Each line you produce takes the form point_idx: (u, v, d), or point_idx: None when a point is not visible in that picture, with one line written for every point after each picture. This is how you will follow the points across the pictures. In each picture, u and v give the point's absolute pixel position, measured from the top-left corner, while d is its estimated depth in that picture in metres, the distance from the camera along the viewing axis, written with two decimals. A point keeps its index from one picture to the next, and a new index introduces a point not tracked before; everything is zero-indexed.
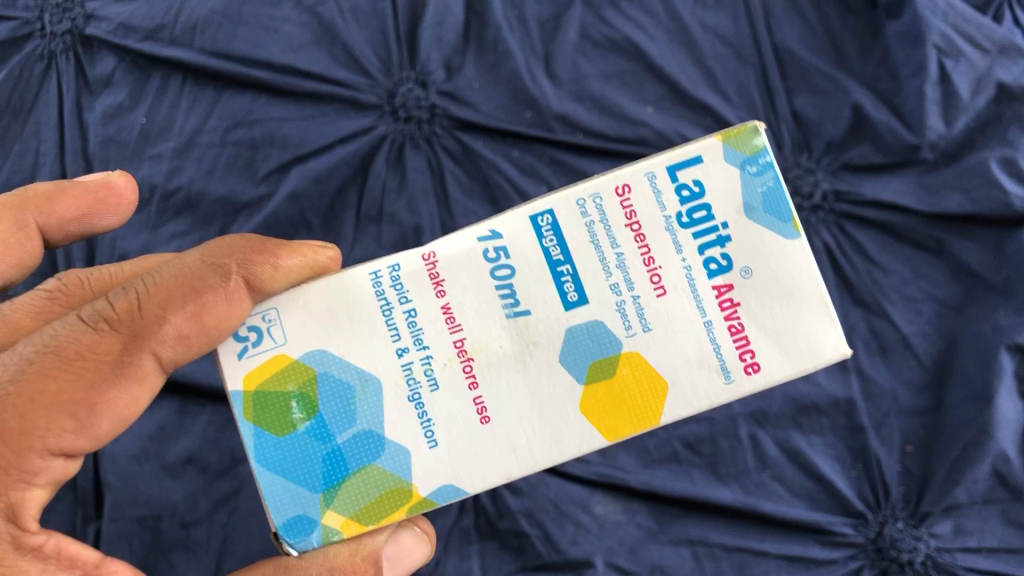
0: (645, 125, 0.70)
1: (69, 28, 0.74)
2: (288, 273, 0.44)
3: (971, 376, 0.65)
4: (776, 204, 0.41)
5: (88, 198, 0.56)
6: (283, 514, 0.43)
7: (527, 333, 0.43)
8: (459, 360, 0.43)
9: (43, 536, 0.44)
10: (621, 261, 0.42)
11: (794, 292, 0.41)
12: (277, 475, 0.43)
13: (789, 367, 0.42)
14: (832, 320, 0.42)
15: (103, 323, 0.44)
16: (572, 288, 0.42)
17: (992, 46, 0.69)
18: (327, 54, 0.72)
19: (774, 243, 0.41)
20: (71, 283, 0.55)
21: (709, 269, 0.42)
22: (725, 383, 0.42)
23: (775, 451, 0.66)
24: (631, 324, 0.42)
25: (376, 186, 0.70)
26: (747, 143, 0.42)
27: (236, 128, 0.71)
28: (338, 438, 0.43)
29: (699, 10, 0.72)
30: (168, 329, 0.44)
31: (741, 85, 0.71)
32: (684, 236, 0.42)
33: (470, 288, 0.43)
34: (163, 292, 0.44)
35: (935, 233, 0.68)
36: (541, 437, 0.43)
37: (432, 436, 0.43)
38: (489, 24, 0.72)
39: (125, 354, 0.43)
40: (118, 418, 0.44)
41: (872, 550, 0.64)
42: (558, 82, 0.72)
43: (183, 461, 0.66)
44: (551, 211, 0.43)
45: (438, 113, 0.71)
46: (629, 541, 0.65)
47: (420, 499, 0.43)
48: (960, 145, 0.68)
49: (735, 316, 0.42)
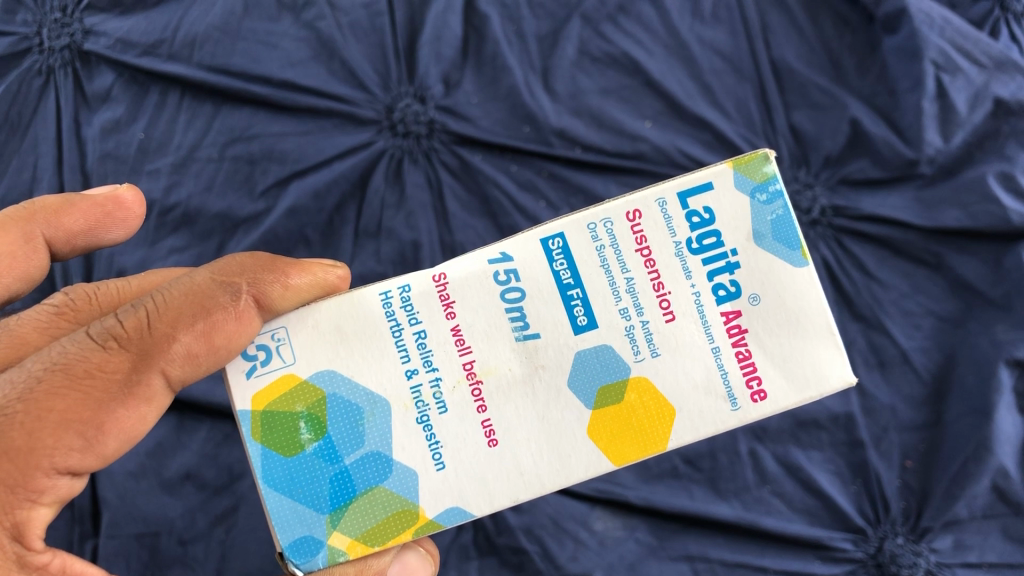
0: (643, 140, 0.71)
1: (68, 43, 0.74)
2: (298, 292, 0.44)
3: (970, 391, 0.65)
4: (785, 231, 0.42)
5: (96, 212, 0.56)
6: (289, 534, 0.42)
7: (535, 357, 0.42)
8: (468, 383, 0.43)
9: (48, 555, 0.44)
10: (631, 286, 0.42)
11: (801, 321, 0.41)
12: (284, 495, 0.42)
13: (795, 395, 0.41)
14: (838, 348, 0.41)
15: (112, 342, 0.44)
16: (581, 313, 0.42)
17: (988, 62, 0.69)
18: (326, 69, 0.72)
19: (783, 270, 0.41)
20: (79, 298, 0.54)
21: (717, 295, 0.42)
22: (732, 410, 0.42)
23: (774, 466, 0.66)
24: (640, 349, 0.42)
25: (374, 201, 0.70)
26: (757, 170, 0.42)
27: (235, 143, 0.71)
28: (347, 459, 0.43)
29: (697, 25, 0.73)
30: (177, 348, 0.43)
31: (739, 101, 0.71)
32: (693, 262, 0.42)
33: (480, 310, 0.43)
34: (173, 310, 0.44)
35: (933, 248, 0.68)
36: (548, 461, 0.42)
37: (440, 459, 0.42)
38: (488, 40, 0.73)
39: (135, 373, 0.43)
40: (125, 437, 0.43)
41: (872, 565, 0.64)
42: (556, 97, 0.72)
43: (181, 478, 0.66)
44: (562, 234, 0.43)
45: (437, 128, 0.71)
46: (629, 558, 0.65)
47: (426, 520, 0.43)
48: (957, 160, 0.68)
49: (742, 342, 0.42)
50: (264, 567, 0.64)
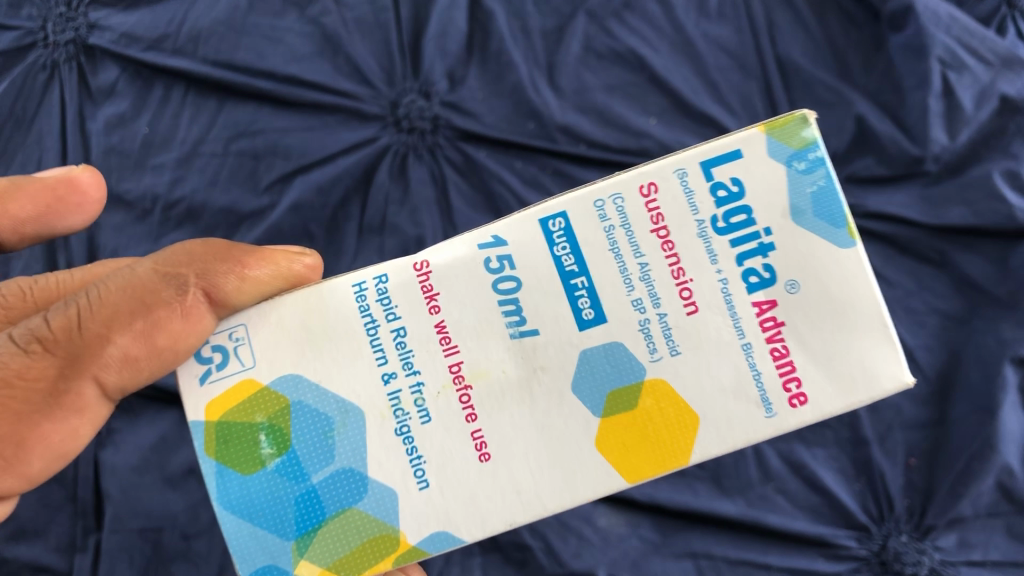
0: (648, 136, 0.71)
1: (73, 38, 0.74)
2: (256, 284, 0.44)
3: (975, 388, 0.65)
4: (827, 207, 0.40)
5: (46, 196, 0.56)
6: (251, 563, 0.42)
7: (534, 358, 0.42)
8: (454, 387, 0.42)
9: None
10: (645, 273, 0.41)
11: (848, 314, 0.40)
12: (242, 519, 0.42)
13: (841, 399, 0.40)
14: (894, 347, 0.40)
15: (35, 346, 0.44)
16: (588, 305, 0.41)
17: (995, 59, 0.68)
18: (330, 64, 0.72)
19: (825, 251, 0.40)
20: (11, 294, 0.55)
21: (749, 282, 0.40)
22: (766, 417, 0.40)
23: (779, 463, 0.66)
24: (656, 347, 0.41)
25: (378, 197, 0.70)
26: (794, 135, 0.40)
27: (239, 138, 0.71)
28: (314, 478, 0.42)
29: (702, 21, 0.72)
30: (112, 351, 0.44)
31: (745, 97, 0.71)
32: (719, 244, 0.40)
33: (468, 303, 0.42)
34: (108, 308, 0.44)
35: (939, 246, 0.68)
36: (551, 478, 0.42)
37: (423, 477, 0.42)
38: (493, 35, 0.73)
39: (62, 381, 0.44)
40: (51, 451, 0.45)
41: (877, 563, 0.63)
42: (561, 93, 0.72)
43: (184, 472, 0.66)
44: (562, 213, 0.42)
45: (441, 124, 0.71)
46: (633, 555, 0.65)
47: (408, 548, 0.42)
48: (964, 158, 0.68)
49: (779, 339, 0.40)
50: None
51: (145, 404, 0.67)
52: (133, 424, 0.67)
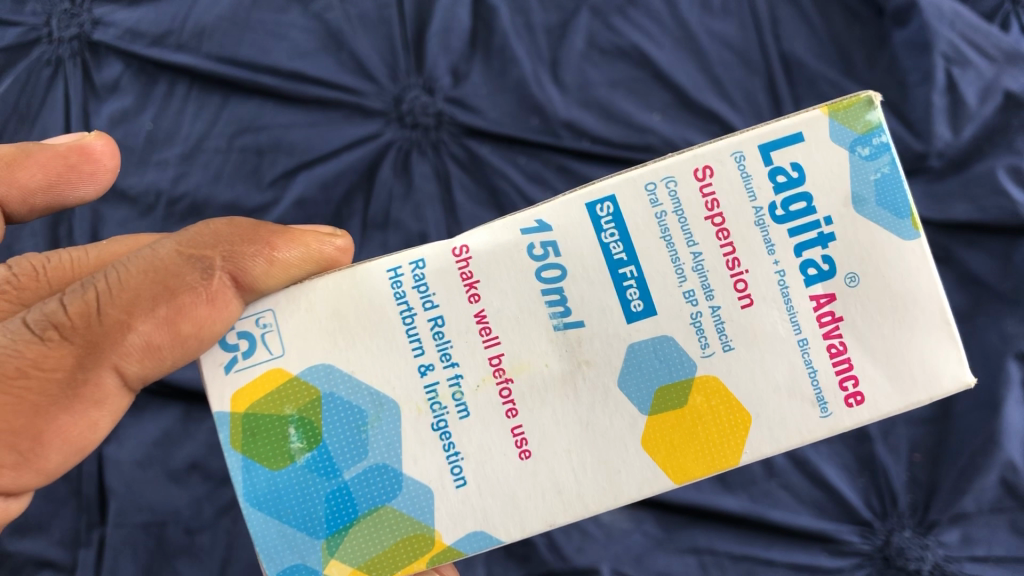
0: (652, 133, 0.71)
1: (77, 33, 0.74)
2: (285, 266, 0.44)
3: (978, 384, 0.65)
4: (891, 198, 0.41)
5: (58, 164, 0.56)
6: (279, 562, 0.43)
7: (579, 351, 0.42)
8: (495, 381, 0.43)
9: None
10: (698, 262, 0.41)
11: (907, 309, 0.41)
12: (270, 516, 0.43)
13: (898, 399, 0.41)
14: (955, 345, 0.41)
15: (51, 333, 0.44)
16: (636, 297, 0.42)
17: (998, 54, 0.69)
18: (334, 60, 0.72)
19: (889, 242, 0.41)
20: (23, 273, 0.55)
21: (808, 274, 0.41)
22: (822, 417, 0.41)
23: (783, 459, 0.65)
24: (709, 342, 0.42)
25: (382, 193, 0.70)
26: (860, 119, 0.41)
27: (243, 134, 0.71)
28: (346, 474, 0.43)
29: (706, 17, 0.72)
30: (134, 340, 0.44)
31: (749, 93, 0.71)
32: (777, 232, 0.41)
33: (508, 292, 0.43)
34: (129, 292, 0.44)
35: (943, 242, 0.68)
36: (594, 479, 0.42)
37: (460, 475, 0.43)
38: (496, 31, 0.72)
39: (80, 370, 0.44)
40: (70, 445, 0.45)
41: (879, 559, 0.63)
42: (565, 89, 0.72)
43: (187, 468, 0.66)
44: (612, 197, 0.43)
45: (444, 120, 0.71)
46: (636, 550, 0.65)
47: (444, 547, 0.43)
48: (968, 154, 0.68)
49: (836, 334, 0.41)
50: None
51: (148, 399, 0.67)
52: (136, 419, 0.66)
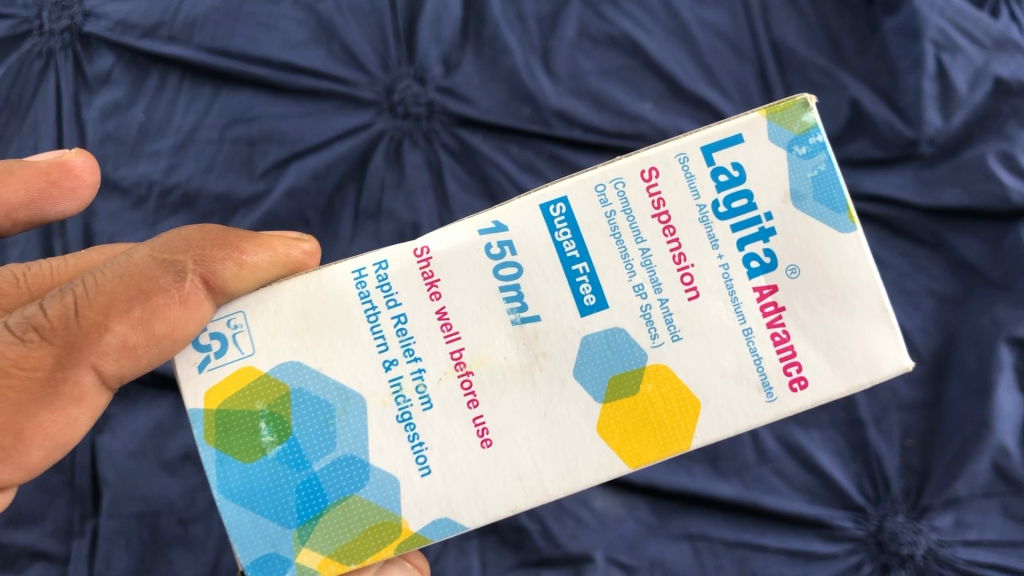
0: (643, 121, 0.71)
1: (68, 25, 0.73)
2: (253, 270, 0.45)
3: (970, 369, 0.66)
4: (827, 191, 0.42)
5: (40, 180, 0.57)
6: (254, 553, 0.43)
7: (535, 343, 0.43)
8: (457, 373, 0.44)
9: None
10: (647, 258, 0.43)
11: (846, 296, 0.42)
12: (243, 509, 0.43)
13: (841, 382, 0.42)
14: (893, 331, 0.42)
15: (32, 335, 0.45)
16: (590, 292, 0.43)
17: (988, 40, 0.69)
18: (325, 51, 0.72)
19: (825, 235, 0.42)
20: (5, 280, 0.54)
21: (751, 267, 0.42)
22: (767, 401, 0.42)
23: (775, 445, 0.66)
24: (658, 332, 0.43)
25: (374, 183, 0.70)
26: (795, 121, 0.43)
27: (234, 125, 0.71)
28: (315, 466, 0.44)
29: (698, 6, 0.73)
30: (110, 339, 0.45)
31: (740, 81, 0.71)
32: (721, 229, 0.42)
33: (469, 290, 0.44)
34: (106, 295, 0.46)
35: (934, 228, 0.68)
36: (552, 463, 0.43)
37: (425, 463, 0.44)
38: (488, 21, 0.73)
39: (59, 369, 0.45)
40: (51, 443, 0.46)
41: (873, 544, 0.64)
42: (556, 78, 0.72)
43: (182, 457, 0.66)
44: (565, 199, 0.44)
45: (437, 110, 0.72)
46: (629, 537, 0.65)
47: (410, 534, 0.44)
48: (958, 140, 0.68)
49: (779, 323, 0.42)
50: None
51: (143, 389, 0.67)
52: (130, 409, 0.66)
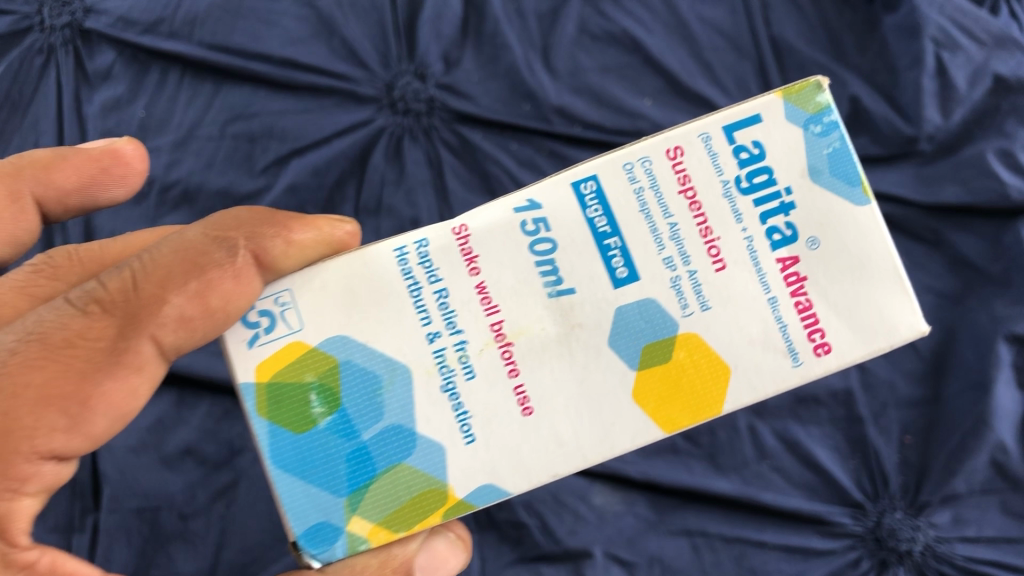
0: (643, 117, 0.71)
1: (69, 21, 0.74)
2: (301, 249, 0.43)
3: (969, 366, 0.66)
4: (843, 167, 0.40)
5: (90, 166, 0.55)
6: (306, 521, 0.41)
7: (572, 315, 0.41)
8: (497, 345, 0.41)
9: (35, 553, 0.42)
10: (675, 233, 0.41)
11: (864, 265, 0.40)
12: (295, 479, 0.41)
13: (861, 347, 0.40)
14: (906, 294, 0.40)
15: (94, 306, 0.42)
16: (621, 264, 0.41)
17: (987, 38, 0.70)
18: (326, 47, 0.73)
19: (841, 209, 0.40)
20: (58, 257, 0.54)
21: (773, 240, 0.40)
22: (793, 366, 0.40)
23: (774, 441, 0.66)
24: (687, 302, 0.40)
25: (375, 178, 0.70)
26: (810, 100, 0.41)
27: (235, 121, 0.72)
28: (364, 435, 0.41)
29: (697, 4, 0.74)
30: (168, 311, 0.42)
31: (740, 79, 0.72)
32: (744, 203, 0.40)
33: (507, 264, 0.41)
34: (162, 270, 0.43)
35: (934, 225, 0.68)
36: (590, 429, 0.41)
37: (469, 431, 0.41)
38: (488, 18, 0.73)
39: (121, 340, 0.42)
40: (115, 414, 0.42)
41: (871, 540, 0.64)
42: (556, 75, 0.72)
43: (181, 453, 0.66)
44: (595, 176, 0.42)
45: (436, 106, 0.72)
46: (628, 533, 0.65)
47: (456, 502, 0.41)
48: (958, 137, 0.69)
49: (802, 292, 0.40)
50: (265, 541, 0.64)
51: None
52: None
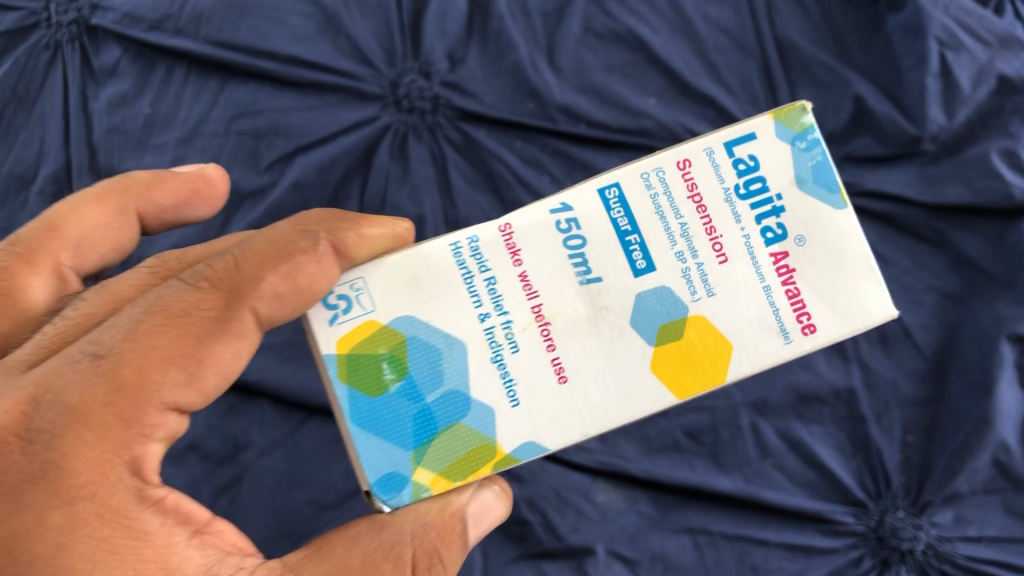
0: (647, 116, 0.72)
1: (75, 18, 0.74)
2: (372, 242, 0.43)
3: (971, 365, 0.66)
4: (824, 175, 0.40)
5: (185, 188, 0.55)
6: (376, 473, 0.41)
7: (600, 298, 0.41)
8: (538, 325, 0.41)
9: (164, 490, 0.42)
10: (685, 231, 0.41)
11: (844, 255, 0.40)
12: (368, 433, 0.41)
13: (843, 327, 0.40)
14: (878, 281, 0.40)
15: (203, 281, 0.43)
16: (639, 256, 0.41)
17: (993, 38, 0.70)
18: (331, 45, 0.73)
19: (823, 213, 0.40)
20: (169, 259, 0.49)
21: (765, 237, 0.40)
22: (785, 343, 0.40)
23: (775, 440, 0.66)
24: (695, 288, 0.40)
25: (379, 176, 0.70)
26: (796, 120, 0.41)
27: (240, 118, 0.72)
28: (429, 398, 0.41)
29: (702, 3, 0.74)
30: (265, 288, 0.42)
31: (744, 78, 0.72)
32: (742, 207, 0.41)
33: (545, 256, 0.41)
34: (258, 253, 0.43)
35: (936, 225, 0.69)
36: (617, 394, 0.41)
37: (515, 395, 0.41)
38: (493, 16, 0.74)
39: (227, 310, 0.42)
40: (224, 374, 0.42)
41: (873, 539, 0.64)
42: (560, 73, 0.73)
43: (184, 449, 0.65)
44: (616, 183, 0.42)
45: (441, 104, 0.72)
46: (631, 530, 0.65)
47: (504, 456, 0.41)
48: (961, 138, 0.69)
49: (791, 282, 0.40)
50: (267, 536, 0.62)
51: None
52: None
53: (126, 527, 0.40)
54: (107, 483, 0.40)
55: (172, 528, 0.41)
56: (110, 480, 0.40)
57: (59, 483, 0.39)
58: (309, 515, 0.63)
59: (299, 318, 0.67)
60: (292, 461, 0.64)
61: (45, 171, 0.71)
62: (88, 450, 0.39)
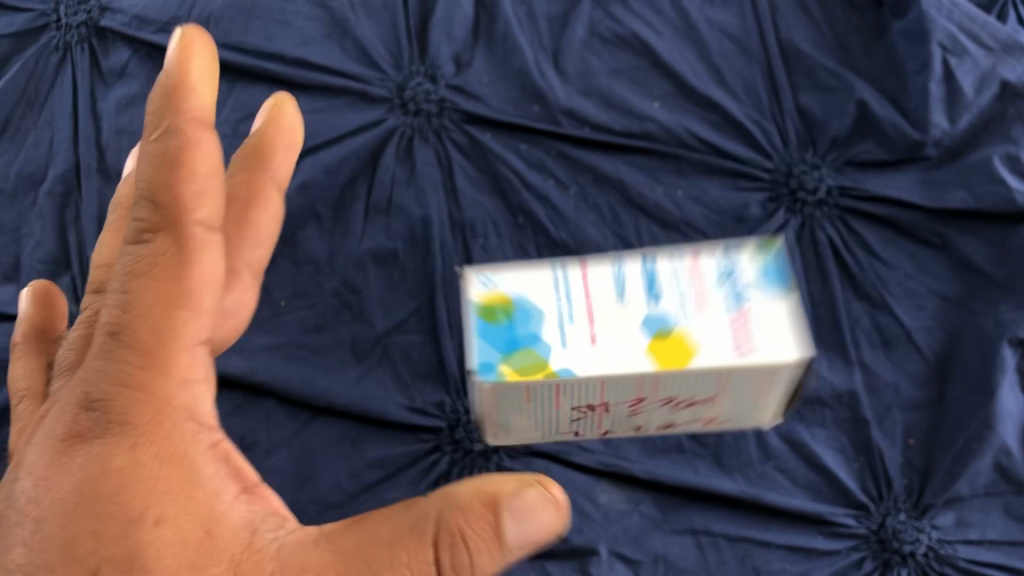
0: (651, 120, 0.73)
1: (84, 19, 0.75)
2: (203, 107, 0.45)
3: (972, 369, 0.67)
4: (775, 263, 0.49)
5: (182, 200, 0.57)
6: (479, 355, 0.49)
7: (607, 274, 0.50)
8: (605, 269, 0.50)
9: (219, 435, 0.46)
10: (665, 254, 0.50)
11: (774, 323, 0.48)
12: (483, 328, 0.49)
13: (770, 357, 0.47)
14: (800, 332, 0.47)
15: (145, 230, 0.45)
16: (631, 261, 0.50)
17: (996, 45, 0.73)
18: (339, 46, 0.75)
19: (762, 289, 0.48)
20: None
21: (720, 287, 0.48)
22: (727, 354, 0.47)
23: (777, 441, 0.66)
24: (659, 293, 0.49)
25: (385, 178, 0.71)
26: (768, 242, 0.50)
27: (248, 119, 0.72)
28: (537, 322, 0.49)
29: (706, 7, 0.77)
30: (191, 190, 0.45)
31: (747, 82, 0.75)
32: (707, 257, 0.50)
33: (604, 258, 0.51)
34: (151, 176, 0.45)
35: (938, 229, 0.70)
36: (615, 346, 0.48)
37: (597, 335, 0.48)
38: (499, 20, 0.76)
39: (178, 237, 0.45)
40: (208, 285, 0.46)
41: (875, 541, 0.64)
42: (566, 76, 0.75)
43: None
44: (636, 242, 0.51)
45: (447, 107, 0.73)
46: (634, 531, 0.64)
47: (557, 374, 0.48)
48: (964, 142, 0.72)
49: (736, 321, 0.48)
50: None
51: None
52: None
53: (184, 469, 0.44)
54: (162, 428, 0.44)
55: (226, 475, 0.45)
56: (165, 428, 0.44)
57: (118, 438, 0.43)
58: (315, 512, 0.62)
59: (307, 316, 0.68)
60: (297, 461, 0.64)
61: (53, 172, 0.71)
62: (141, 405, 0.44)
